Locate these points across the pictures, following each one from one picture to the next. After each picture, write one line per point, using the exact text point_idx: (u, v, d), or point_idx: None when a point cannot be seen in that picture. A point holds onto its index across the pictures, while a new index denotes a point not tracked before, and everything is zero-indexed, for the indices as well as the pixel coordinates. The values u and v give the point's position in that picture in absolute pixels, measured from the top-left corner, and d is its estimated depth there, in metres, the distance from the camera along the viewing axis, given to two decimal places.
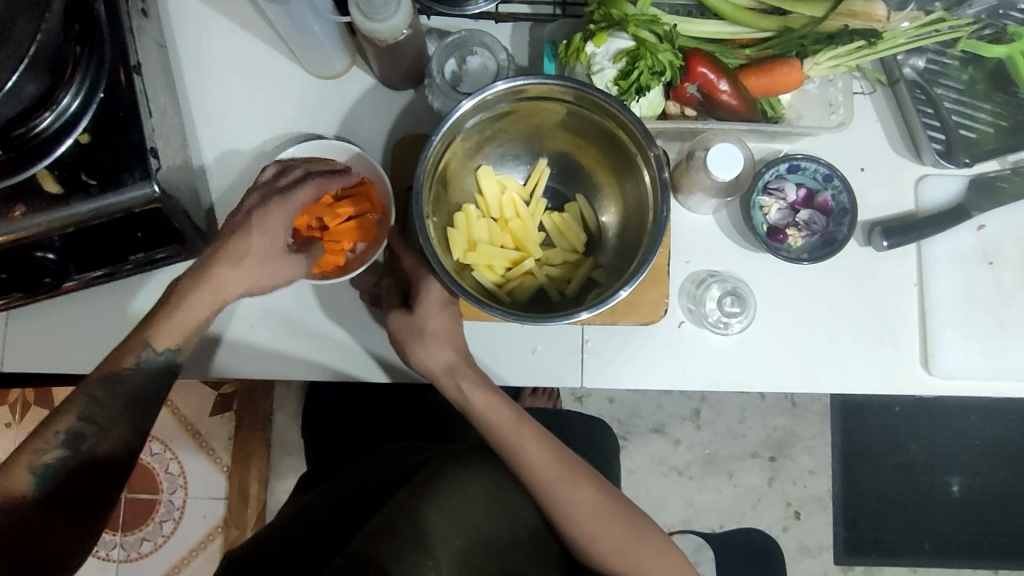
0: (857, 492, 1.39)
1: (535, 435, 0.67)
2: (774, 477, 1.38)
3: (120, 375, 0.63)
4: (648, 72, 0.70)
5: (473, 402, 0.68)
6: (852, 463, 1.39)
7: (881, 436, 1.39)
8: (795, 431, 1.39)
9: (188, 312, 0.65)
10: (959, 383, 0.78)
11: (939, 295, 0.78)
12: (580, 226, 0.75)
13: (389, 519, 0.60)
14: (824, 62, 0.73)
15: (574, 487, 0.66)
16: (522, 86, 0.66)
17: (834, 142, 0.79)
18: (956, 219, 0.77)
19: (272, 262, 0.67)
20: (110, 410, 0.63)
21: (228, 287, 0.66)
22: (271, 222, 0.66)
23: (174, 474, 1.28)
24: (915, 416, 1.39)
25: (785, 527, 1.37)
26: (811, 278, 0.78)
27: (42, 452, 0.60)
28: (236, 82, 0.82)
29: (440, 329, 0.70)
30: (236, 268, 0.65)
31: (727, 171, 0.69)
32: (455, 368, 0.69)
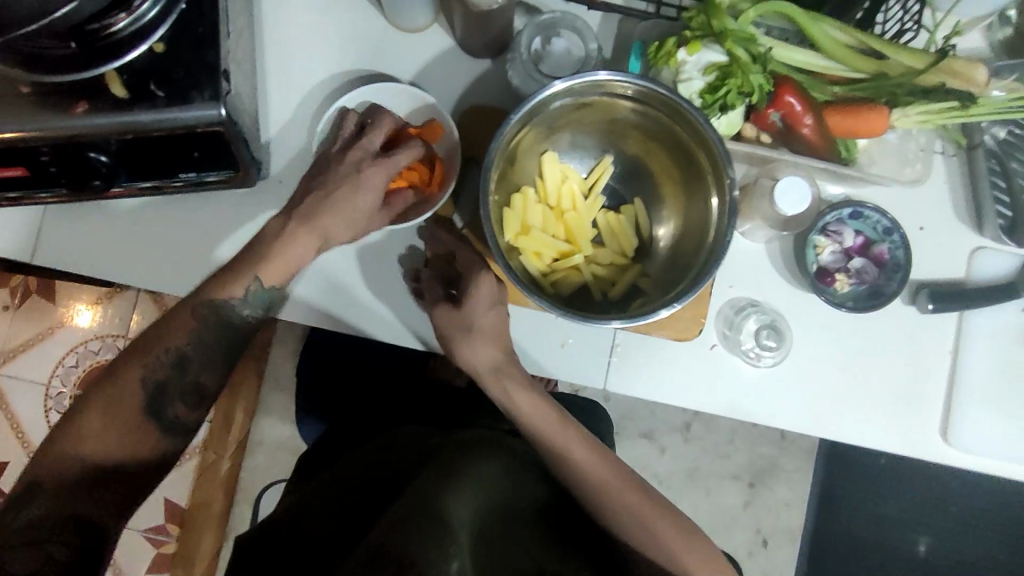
0: (828, 535, 1.40)
1: (580, 441, 0.69)
2: (750, 501, 1.40)
3: (227, 304, 0.63)
4: (736, 91, 0.68)
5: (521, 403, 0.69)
6: (829, 506, 1.40)
7: (862, 485, 1.41)
8: (778, 461, 1.41)
9: (294, 249, 0.64)
10: (972, 457, 0.78)
11: (970, 368, 0.78)
12: (633, 232, 0.74)
13: (409, 508, 0.62)
14: (913, 116, 0.71)
15: (619, 493, 0.67)
16: (608, 81, 0.66)
17: (898, 195, 0.78)
18: (1004, 295, 0.76)
19: (368, 218, 0.68)
20: (221, 336, 0.64)
21: (334, 237, 0.66)
22: (373, 177, 0.66)
23: None
24: (897, 472, 1.41)
25: (750, 551, 1.39)
26: (849, 325, 0.78)
27: (148, 376, 0.61)
28: (315, 15, 0.80)
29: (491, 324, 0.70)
30: (344, 220, 0.65)
31: (795, 206, 0.70)
32: (500, 369, 0.70)
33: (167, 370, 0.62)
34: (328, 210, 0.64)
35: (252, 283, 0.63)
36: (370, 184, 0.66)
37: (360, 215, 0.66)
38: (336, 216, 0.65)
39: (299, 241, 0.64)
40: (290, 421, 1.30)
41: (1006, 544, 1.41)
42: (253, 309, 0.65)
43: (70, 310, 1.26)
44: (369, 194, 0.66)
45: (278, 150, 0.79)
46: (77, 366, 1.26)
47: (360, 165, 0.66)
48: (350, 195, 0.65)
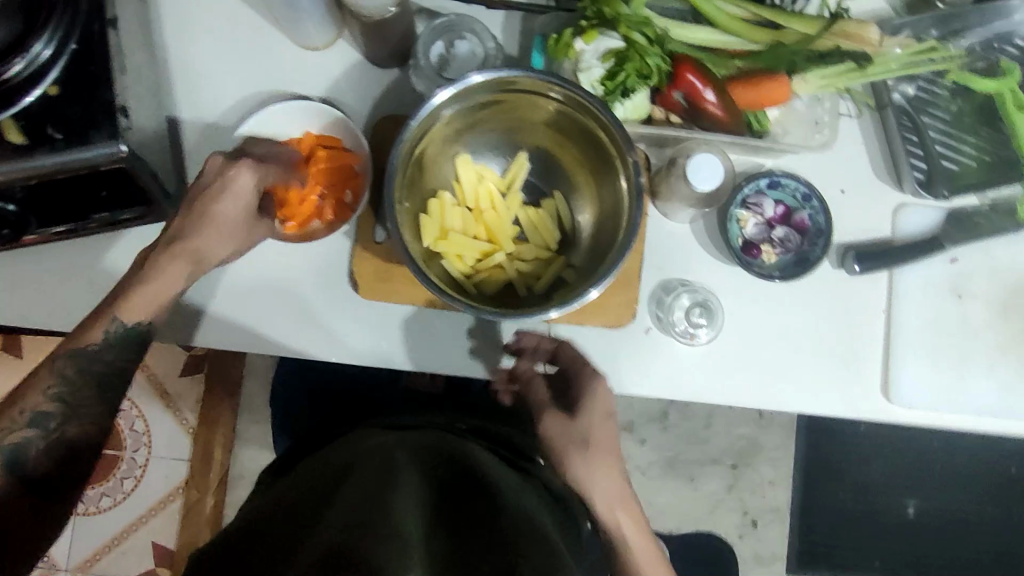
0: (814, 507, 1.41)
1: (625, 511, 0.67)
2: (734, 484, 1.40)
3: (85, 350, 0.64)
4: (636, 74, 0.69)
5: (597, 485, 0.65)
6: (812, 478, 1.41)
7: (842, 453, 1.41)
8: (759, 441, 1.40)
9: (171, 273, 0.66)
10: (918, 412, 0.78)
11: (905, 323, 0.78)
12: (554, 224, 0.75)
13: (359, 517, 0.59)
14: (814, 81, 0.72)
15: (641, 545, 0.67)
16: (507, 77, 0.66)
17: (814, 161, 0.79)
18: (928, 250, 0.77)
19: (245, 229, 0.69)
20: (80, 383, 0.64)
21: (206, 262, 0.68)
22: (239, 188, 0.66)
23: (139, 431, 1.27)
24: (875, 436, 1.41)
25: (741, 534, 1.39)
26: (783, 295, 0.78)
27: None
28: (220, 44, 0.80)
29: (603, 426, 0.66)
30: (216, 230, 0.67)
31: (707, 182, 0.70)
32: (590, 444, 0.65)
33: (25, 430, 0.62)
34: (197, 223, 0.66)
35: (110, 325, 0.64)
36: (238, 196, 0.66)
37: (233, 225, 0.68)
38: (204, 235, 0.66)
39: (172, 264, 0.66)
40: (266, 451, 1.29)
41: (989, 496, 1.41)
42: (115, 350, 0.65)
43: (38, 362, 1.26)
44: (237, 202, 0.66)
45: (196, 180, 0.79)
46: None
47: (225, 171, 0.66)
48: (215, 203, 0.66)
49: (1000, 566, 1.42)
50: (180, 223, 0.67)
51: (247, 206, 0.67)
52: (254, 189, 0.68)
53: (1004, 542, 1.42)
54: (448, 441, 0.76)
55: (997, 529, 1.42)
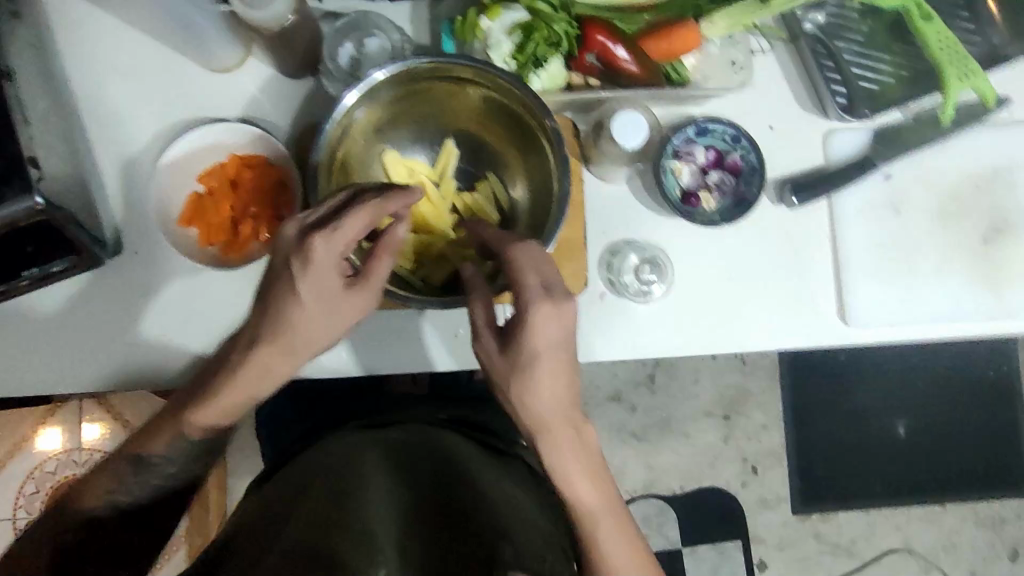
0: (807, 442, 1.43)
1: (565, 427, 0.59)
2: (729, 435, 1.42)
3: (146, 460, 0.67)
4: (545, 43, 0.70)
5: (538, 390, 0.57)
6: (802, 414, 1.43)
7: (827, 385, 1.43)
8: (747, 388, 1.43)
9: (253, 372, 0.60)
10: (879, 331, 0.79)
11: (851, 247, 0.79)
12: (492, 206, 0.74)
13: (328, 520, 0.60)
14: (721, 23, 0.72)
15: (579, 467, 0.59)
16: (417, 66, 0.66)
17: (739, 102, 0.79)
18: (862, 171, 0.78)
19: (340, 305, 0.58)
20: (141, 484, 0.68)
21: (269, 364, 0.60)
22: (317, 266, 0.56)
23: None
24: (855, 363, 1.44)
25: (744, 482, 1.41)
26: (730, 239, 0.78)
27: (119, 483, 0.67)
28: (129, 80, 0.78)
29: (551, 340, 0.57)
30: (273, 328, 0.58)
31: (633, 140, 0.70)
32: (534, 360, 0.57)
33: (136, 473, 0.67)
34: (273, 333, 0.58)
35: (173, 440, 0.65)
36: (313, 275, 0.56)
37: (318, 310, 0.57)
38: (298, 329, 0.58)
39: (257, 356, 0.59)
40: None
41: (971, 403, 1.45)
42: (177, 464, 0.68)
43: (17, 437, 1.26)
44: (313, 284, 0.56)
45: (127, 222, 0.77)
46: (37, 492, 1.26)
47: (296, 251, 0.56)
48: (290, 294, 0.57)
49: (995, 468, 1.45)
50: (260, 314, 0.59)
51: (330, 282, 0.57)
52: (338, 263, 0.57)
53: (994, 444, 1.45)
54: (427, 434, 0.75)
55: (984, 433, 1.45)
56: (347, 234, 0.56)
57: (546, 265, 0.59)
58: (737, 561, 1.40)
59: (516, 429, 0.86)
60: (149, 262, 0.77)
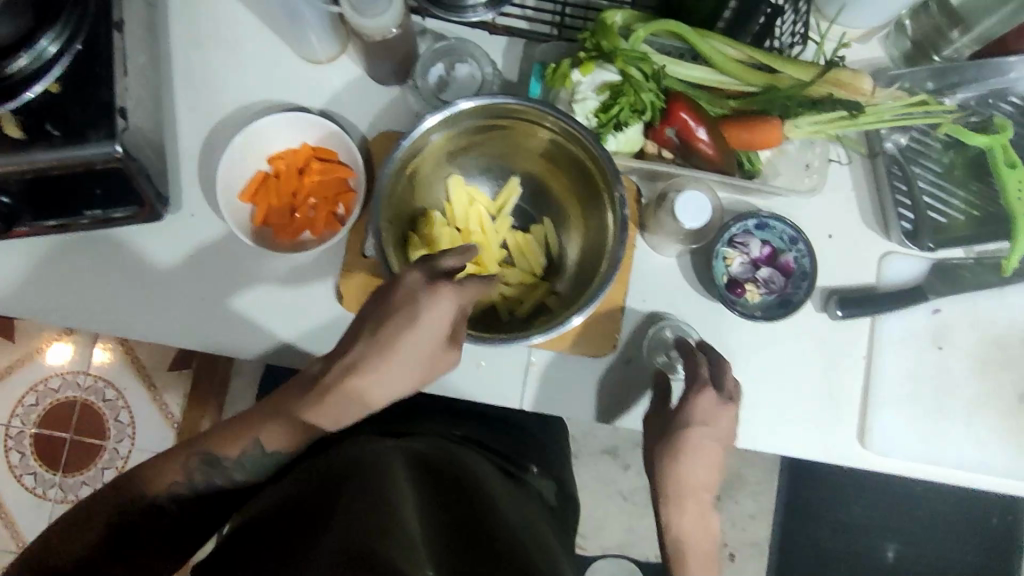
0: (795, 544, 1.41)
1: (692, 503, 0.63)
2: None
3: (219, 460, 0.62)
4: (629, 109, 0.70)
5: (683, 463, 0.62)
6: (796, 516, 1.41)
7: (829, 491, 1.40)
8: (742, 473, 1.45)
9: (341, 404, 0.61)
10: (895, 462, 0.78)
11: (884, 372, 0.78)
12: (542, 251, 0.76)
13: (362, 549, 0.47)
14: (805, 126, 0.72)
15: (697, 543, 0.62)
16: (503, 104, 0.67)
17: (804, 205, 0.79)
18: (912, 301, 0.77)
19: (429, 363, 0.62)
20: (205, 491, 0.63)
21: (368, 395, 0.61)
22: (430, 319, 0.60)
23: (123, 423, 1.28)
24: (863, 479, 1.40)
25: None
26: (767, 336, 0.78)
27: (186, 478, 0.62)
28: (226, 50, 0.81)
29: (704, 419, 0.62)
30: (375, 362, 0.60)
31: (694, 219, 0.71)
32: (690, 440, 0.63)
33: (209, 473, 0.62)
34: (371, 370, 0.60)
35: (252, 445, 0.62)
36: (425, 324, 0.60)
37: (415, 361, 0.61)
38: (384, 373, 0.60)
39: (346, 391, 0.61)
40: None
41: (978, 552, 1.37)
42: (245, 472, 0.63)
43: (30, 348, 1.29)
44: (436, 324, 0.60)
45: (191, 183, 0.79)
46: (37, 405, 1.29)
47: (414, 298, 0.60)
48: (405, 335, 0.60)
49: None
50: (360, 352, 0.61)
51: (439, 334, 0.61)
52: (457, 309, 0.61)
53: None
54: (448, 454, 0.73)
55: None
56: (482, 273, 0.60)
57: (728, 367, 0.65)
58: None
59: (522, 457, 0.86)
60: (201, 225, 0.79)
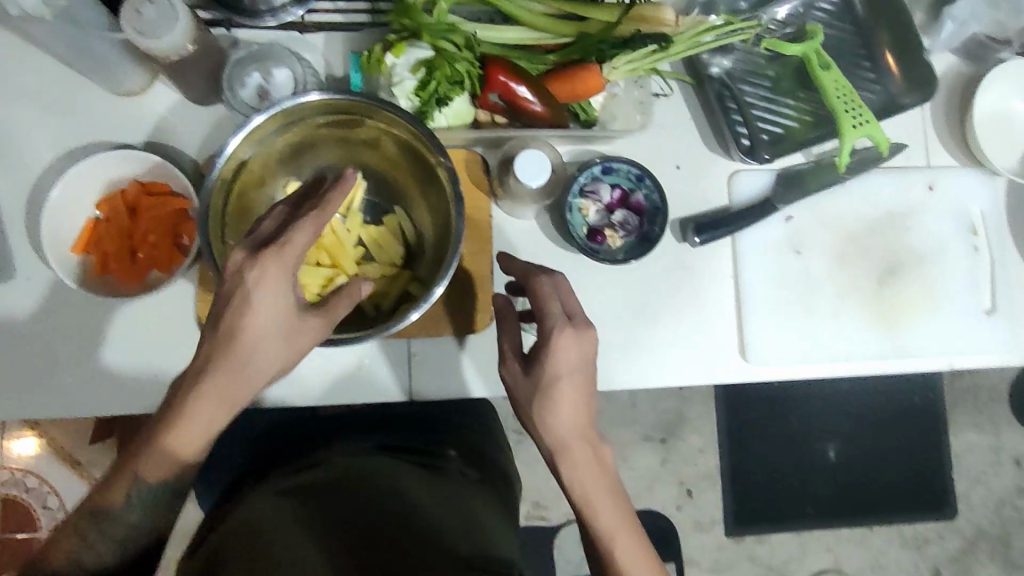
0: (745, 466, 1.48)
1: (585, 445, 0.61)
2: (666, 458, 1.48)
3: (108, 509, 0.56)
4: (447, 82, 0.70)
5: (562, 408, 0.61)
6: (739, 439, 1.48)
7: (760, 407, 1.47)
8: (683, 411, 1.49)
9: (206, 407, 0.55)
10: (776, 366, 0.81)
11: (751, 284, 0.81)
12: (398, 240, 0.75)
13: None
14: (624, 66, 0.74)
15: (594, 481, 0.61)
16: (323, 100, 0.66)
17: (648, 141, 0.80)
18: (761, 214, 0.79)
19: (292, 334, 0.57)
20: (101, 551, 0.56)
21: (238, 384, 0.56)
22: (270, 288, 0.55)
23: (55, 509, 1.21)
24: (793, 390, 1.48)
25: (680, 505, 1.48)
26: (639, 276, 0.79)
27: (82, 540, 0.56)
28: (28, 97, 0.76)
29: (571, 364, 0.62)
30: (225, 352, 0.55)
31: (533, 177, 0.71)
32: (572, 374, 0.62)
33: (104, 524, 0.56)
34: (217, 361, 0.55)
35: (133, 482, 0.56)
36: (265, 285, 0.55)
37: (272, 333, 0.56)
38: (242, 350, 0.55)
39: (192, 420, 0.55)
40: None
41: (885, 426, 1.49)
42: (143, 506, 0.57)
43: None
44: (272, 305, 0.55)
45: (25, 250, 0.75)
46: None
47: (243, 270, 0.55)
48: (249, 310, 0.55)
49: (919, 489, 1.51)
50: (207, 345, 0.56)
51: (284, 312, 0.56)
52: (291, 290, 0.56)
53: (921, 472, 1.51)
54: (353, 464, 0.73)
55: (899, 459, 1.49)
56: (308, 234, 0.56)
57: (570, 296, 0.65)
58: None
59: (438, 440, 0.84)
60: (42, 286, 0.75)
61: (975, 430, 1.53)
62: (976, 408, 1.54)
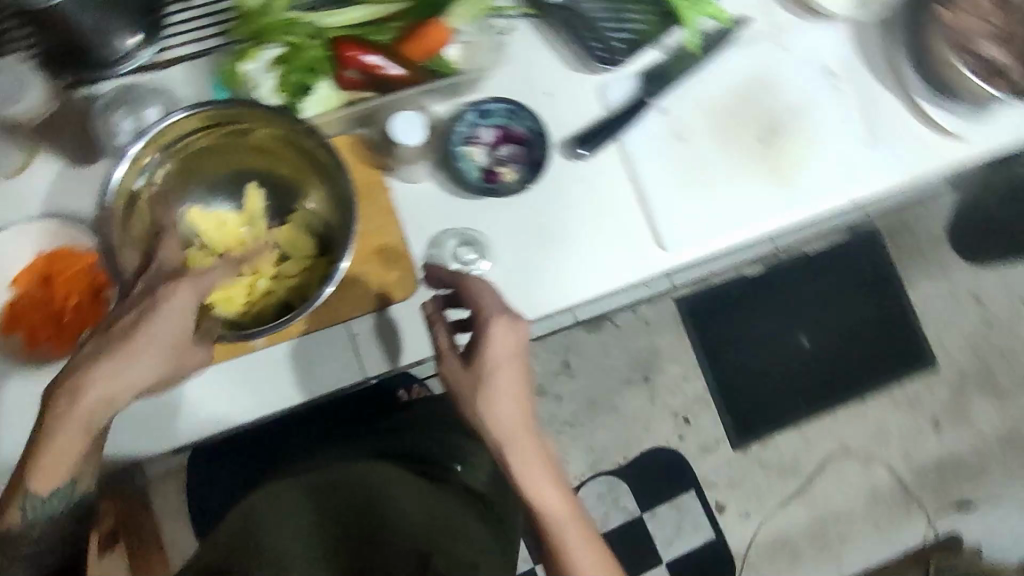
0: (727, 375, 1.55)
1: (526, 436, 0.65)
2: (654, 395, 1.53)
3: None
4: (303, 71, 0.74)
5: (503, 405, 0.65)
6: (717, 354, 1.56)
7: (724, 312, 1.57)
8: (657, 346, 1.54)
9: (63, 442, 0.60)
10: (694, 247, 0.85)
11: (650, 179, 0.85)
12: (308, 233, 0.78)
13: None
14: (465, 11, 0.76)
15: (541, 475, 0.65)
16: (190, 118, 0.70)
17: (514, 80, 0.84)
18: (635, 112, 0.85)
19: (178, 352, 0.62)
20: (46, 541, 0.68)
21: (114, 395, 0.60)
22: (172, 308, 0.60)
23: None
24: (745, 289, 1.58)
25: (681, 435, 1.53)
26: (545, 203, 0.83)
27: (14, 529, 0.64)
28: None
29: (507, 351, 0.66)
30: (110, 359, 0.59)
31: (410, 137, 0.75)
32: (513, 362, 0.66)
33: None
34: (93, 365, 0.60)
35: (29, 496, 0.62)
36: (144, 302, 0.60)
37: (147, 349, 0.60)
38: (116, 363, 0.59)
39: (62, 433, 0.59)
40: None
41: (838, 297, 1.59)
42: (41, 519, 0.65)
43: None
44: (182, 314, 0.61)
45: None
46: None
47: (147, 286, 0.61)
48: (133, 326, 0.60)
49: (888, 345, 1.60)
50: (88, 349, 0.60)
51: (169, 335, 0.61)
52: (189, 309, 0.62)
53: (887, 333, 1.60)
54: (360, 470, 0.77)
55: (860, 325, 1.59)
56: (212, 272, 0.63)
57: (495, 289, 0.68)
58: (696, 510, 1.52)
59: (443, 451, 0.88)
60: None
61: (927, 280, 1.62)
62: (921, 261, 1.62)
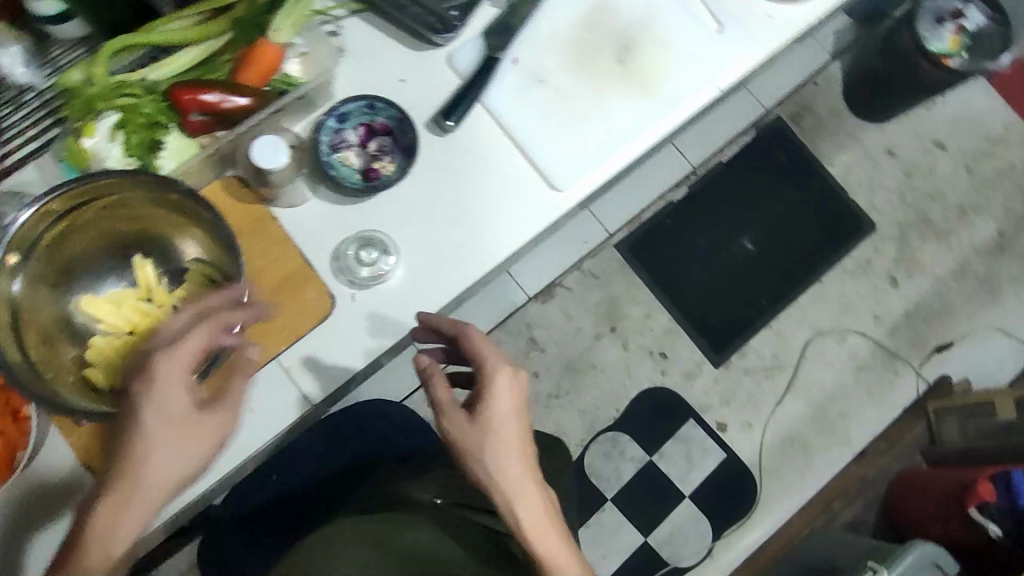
0: (685, 300, 1.57)
1: (534, 488, 0.66)
2: (625, 341, 1.55)
3: None
4: (145, 128, 0.74)
5: (507, 457, 0.66)
6: (671, 284, 1.58)
7: (664, 240, 1.59)
8: (613, 294, 1.56)
9: (95, 534, 0.58)
10: (585, 180, 0.86)
11: (524, 129, 0.85)
12: (209, 284, 0.75)
13: None
14: (284, 23, 0.76)
15: (542, 522, 0.64)
16: (44, 211, 0.70)
17: (364, 78, 0.84)
18: (488, 70, 0.84)
19: (197, 428, 0.63)
20: None
21: (150, 476, 0.61)
22: (168, 377, 0.61)
23: None
24: (676, 213, 1.60)
25: (663, 370, 1.55)
26: (432, 184, 0.83)
27: None
28: None
29: (512, 406, 0.68)
30: (138, 442, 0.61)
31: (273, 161, 0.74)
32: (516, 414, 0.68)
33: None
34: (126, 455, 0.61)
35: None
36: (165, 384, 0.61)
37: (164, 433, 0.61)
38: (145, 450, 0.60)
39: (106, 512, 0.59)
40: None
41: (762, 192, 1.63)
42: None
43: None
44: (170, 398, 0.61)
45: None
46: None
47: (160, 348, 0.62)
48: (145, 410, 0.61)
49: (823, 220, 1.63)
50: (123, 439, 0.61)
51: (182, 411, 0.62)
52: (186, 387, 0.62)
53: (821, 211, 1.64)
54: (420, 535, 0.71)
55: (791, 212, 1.63)
56: (197, 340, 0.62)
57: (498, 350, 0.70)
58: (699, 437, 1.53)
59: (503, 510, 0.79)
60: None
61: (842, 150, 1.66)
62: (831, 134, 1.66)
